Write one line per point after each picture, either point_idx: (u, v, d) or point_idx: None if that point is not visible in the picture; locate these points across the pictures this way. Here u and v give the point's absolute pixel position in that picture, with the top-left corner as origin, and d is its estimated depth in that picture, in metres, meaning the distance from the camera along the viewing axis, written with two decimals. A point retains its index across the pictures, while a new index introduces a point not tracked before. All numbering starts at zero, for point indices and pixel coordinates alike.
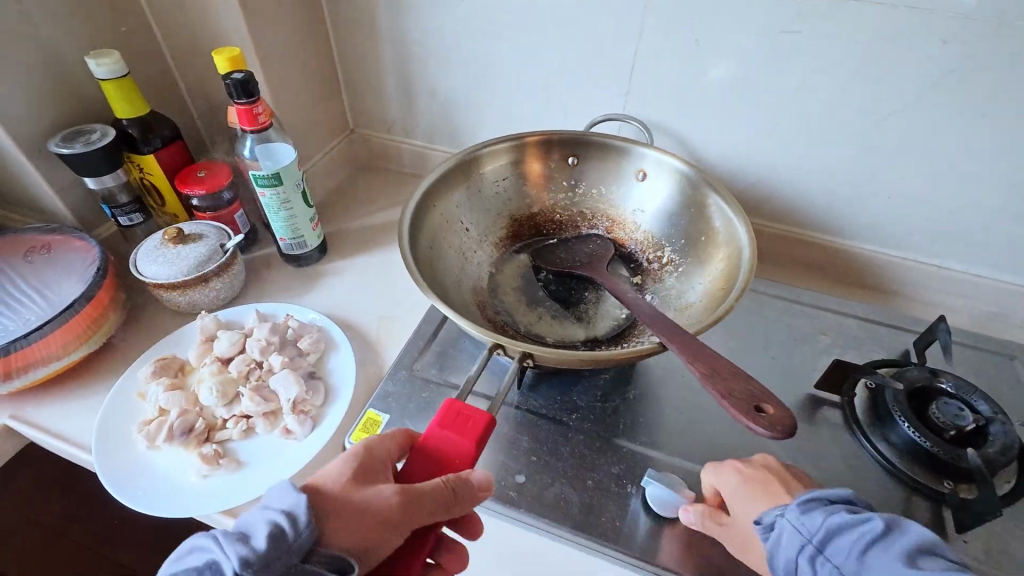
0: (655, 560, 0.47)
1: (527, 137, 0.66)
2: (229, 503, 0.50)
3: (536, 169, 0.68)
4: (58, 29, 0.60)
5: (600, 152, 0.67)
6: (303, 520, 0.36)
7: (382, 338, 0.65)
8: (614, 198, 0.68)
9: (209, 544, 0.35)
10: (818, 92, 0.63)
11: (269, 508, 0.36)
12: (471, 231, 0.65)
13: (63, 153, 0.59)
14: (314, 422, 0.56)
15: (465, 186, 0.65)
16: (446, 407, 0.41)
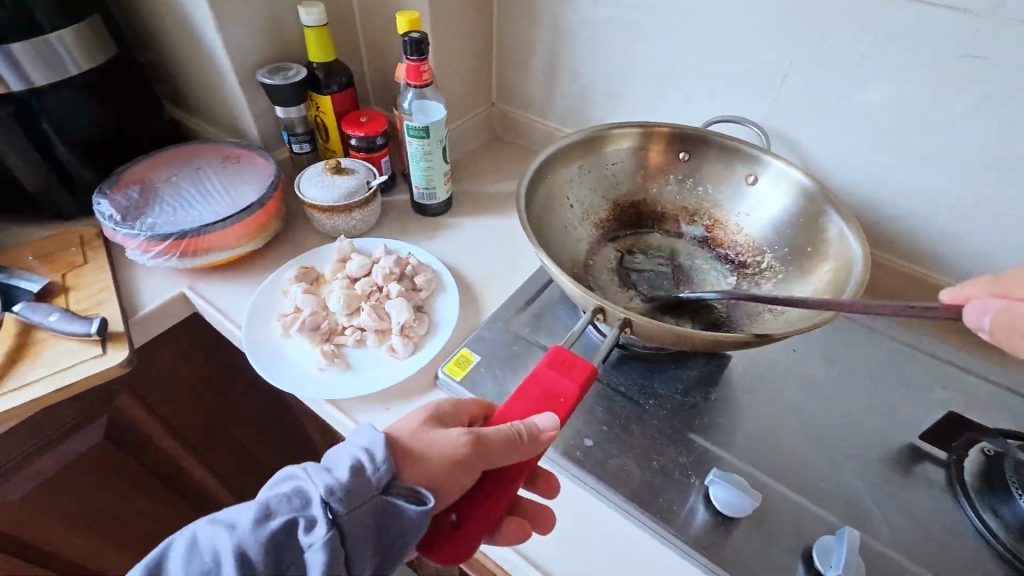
0: (705, 552, 0.48)
1: (649, 126, 0.67)
2: (338, 396, 0.58)
3: (649, 160, 0.69)
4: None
5: (717, 152, 0.66)
6: (381, 458, 0.40)
7: (485, 291, 0.71)
8: (721, 199, 0.67)
9: (298, 472, 0.40)
10: (997, 127, 0.57)
11: (353, 445, 0.41)
12: (575, 208, 0.67)
13: (265, 83, 0.71)
14: (415, 347, 0.62)
15: (575, 165, 0.67)
16: (555, 352, 0.46)
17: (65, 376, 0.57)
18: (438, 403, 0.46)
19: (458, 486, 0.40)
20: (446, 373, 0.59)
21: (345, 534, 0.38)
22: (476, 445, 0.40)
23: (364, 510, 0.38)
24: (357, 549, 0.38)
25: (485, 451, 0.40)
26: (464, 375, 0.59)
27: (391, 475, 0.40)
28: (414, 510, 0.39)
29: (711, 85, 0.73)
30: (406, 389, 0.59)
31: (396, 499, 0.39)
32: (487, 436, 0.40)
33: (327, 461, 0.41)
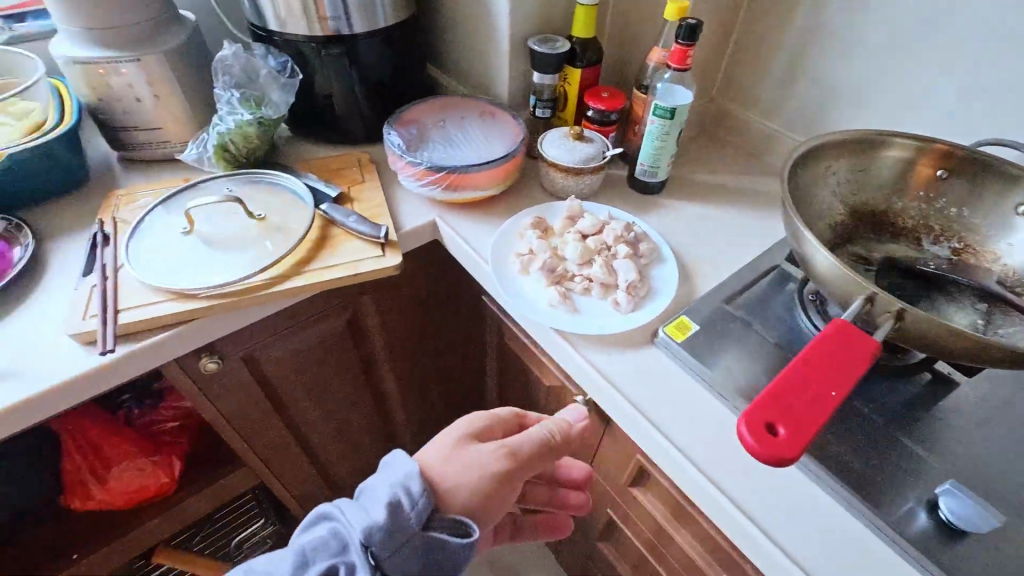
0: (927, 554, 0.48)
1: (925, 138, 0.65)
2: (568, 332, 0.65)
3: (913, 171, 0.67)
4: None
5: (994, 176, 0.63)
6: (415, 494, 0.47)
7: (700, 270, 0.74)
8: (982, 224, 0.65)
9: (334, 517, 0.46)
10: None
11: (391, 483, 0.48)
12: (825, 206, 0.68)
13: (534, 50, 0.80)
14: (636, 305, 0.67)
15: (838, 163, 0.67)
16: (841, 322, 0.47)
17: (358, 265, 0.70)
18: (452, 430, 0.57)
19: (492, 507, 0.51)
20: (668, 333, 0.64)
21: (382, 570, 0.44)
22: (513, 460, 0.54)
23: (404, 550, 0.45)
24: None
25: (520, 461, 0.54)
26: (684, 338, 0.64)
27: (426, 514, 0.47)
28: (457, 539, 0.47)
29: (985, 108, 0.70)
30: (627, 340, 0.65)
31: (437, 528, 0.47)
32: (519, 450, 0.54)
33: (363, 500, 0.47)
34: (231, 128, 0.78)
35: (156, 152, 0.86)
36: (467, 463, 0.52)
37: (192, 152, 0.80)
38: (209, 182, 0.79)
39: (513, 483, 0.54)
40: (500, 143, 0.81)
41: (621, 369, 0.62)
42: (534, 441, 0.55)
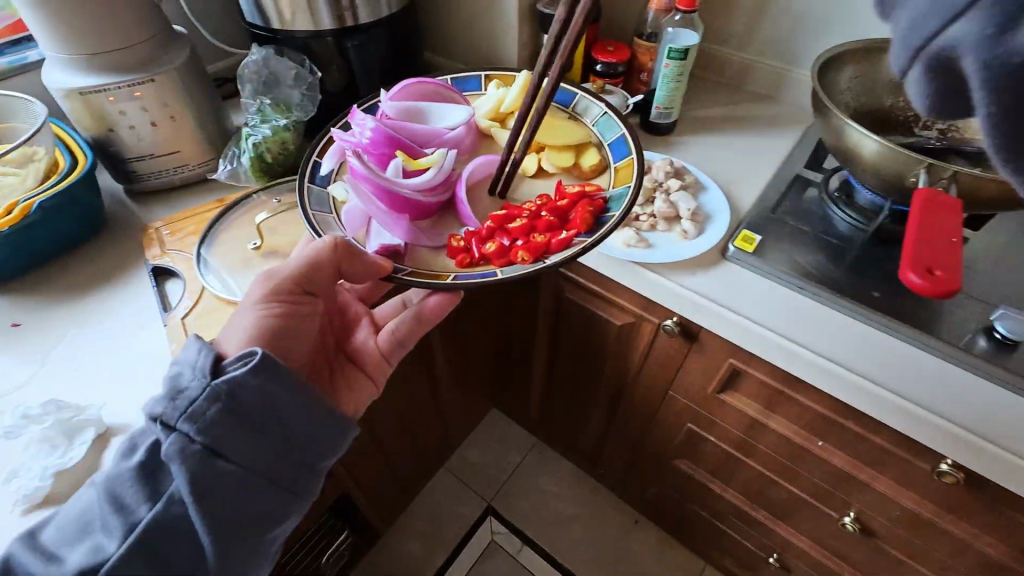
0: (996, 365, 0.60)
1: None
2: (649, 265, 0.72)
3: None
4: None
5: None
6: (203, 357, 0.50)
7: (733, 191, 0.82)
8: None
9: (176, 369, 0.50)
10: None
11: (183, 362, 0.50)
12: (851, 102, 0.77)
13: (547, 13, 0.84)
14: (700, 230, 0.75)
15: (856, 65, 0.76)
16: None
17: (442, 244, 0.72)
18: (266, 315, 0.61)
19: (296, 323, 0.64)
20: (740, 247, 0.72)
21: (246, 396, 0.49)
22: (296, 271, 0.63)
23: (220, 401, 0.48)
24: (244, 412, 0.49)
25: (294, 274, 0.63)
26: (754, 249, 0.72)
27: (214, 360, 0.50)
28: (242, 368, 0.49)
29: None
30: (702, 262, 0.72)
31: (226, 366, 0.50)
32: (280, 281, 0.63)
33: (168, 387, 0.48)
34: (264, 137, 0.75)
35: (168, 179, 0.80)
36: (238, 326, 0.60)
37: (225, 168, 0.78)
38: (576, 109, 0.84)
39: (273, 306, 0.62)
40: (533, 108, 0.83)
41: (703, 287, 0.70)
42: (303, 261, 0.63)
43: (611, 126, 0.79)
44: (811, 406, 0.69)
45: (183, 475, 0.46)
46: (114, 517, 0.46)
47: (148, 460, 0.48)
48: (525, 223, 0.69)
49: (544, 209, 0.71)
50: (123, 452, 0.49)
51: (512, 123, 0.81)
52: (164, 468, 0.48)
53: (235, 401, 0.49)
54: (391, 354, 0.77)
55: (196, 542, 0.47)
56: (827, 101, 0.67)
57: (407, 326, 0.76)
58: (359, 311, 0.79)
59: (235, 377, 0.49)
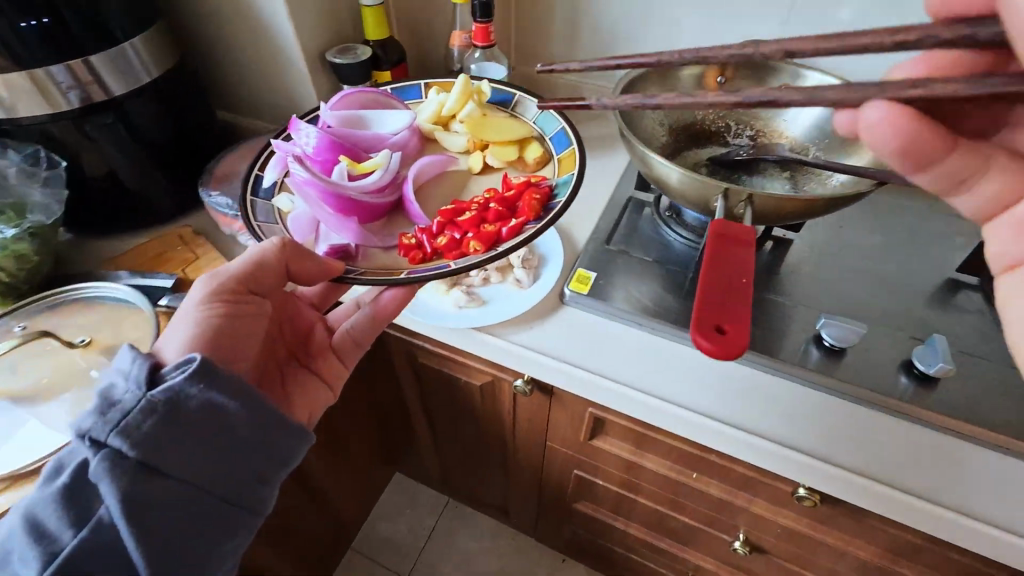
0: (828, 376, 0.59)
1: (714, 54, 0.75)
2: (485, 326, 0.65)
3: (712, 81, 0.77)
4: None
5: (755, 69, 0.76)
6: (138, 373, 0.42)
7: (570, 224, 0.78)
8: (767, 110, 0.78)
9: (104, 385, 0.42)
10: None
11: (115, 374, 0.43)
12: (658, 123, 0.77)
13: (337, 62, 0.75)
14: (535, 276, 0.70)
15: (657, 88, 0.76)
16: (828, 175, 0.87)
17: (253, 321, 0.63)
18: (210, 318, 0.52)
19: (248, 330, 0.55)
20: (575, 290, 0.67)
21: (190, 407, 0.43)
22: (242, 269, 0.54)
23: (156, 417, 0.41)
24: (190, 423, 0.43)
25: (242, 272, 0.54)
26: (590, 288, 0.68)
27: (149, 369, 0.43)
28: (183, 375, 0.43)
29: (730, 19, 0.84)
30: (540, 312, 0.67)
31: (166, 375, 0.43)
32: (223, 280, 0.53)
33: (100, 400, 0.41)
34: None
35: None
36: (175, 334, 0.50)
37: None
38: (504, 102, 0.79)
39: (216, 304, 0.52)
40: None
41: (544, 341, 0.64)
42: (249, 260, 0.55)
43: (549, 120, 0.75)
44: (674, 444, 0.66)
45: (111, 493, 0.39)
46: (35, 544, 0.39)
47: (72, 479, 0.40)
48: (474, 214, 0.65)
49: (492, 201, 0.67)
50: (51, 471, 0.42)
51: (458, 122, 0.76)
52: (93, 484, 0.41)
53: (176, 411, 0.42)
54: (345, 352, 0.66)
55: (131, 559, 0.41)
56: (627, 128, 0.64)
57: (363, 323, 0.66)
58: (313, 316, 0.67)
59: (175, 388, 0.42)
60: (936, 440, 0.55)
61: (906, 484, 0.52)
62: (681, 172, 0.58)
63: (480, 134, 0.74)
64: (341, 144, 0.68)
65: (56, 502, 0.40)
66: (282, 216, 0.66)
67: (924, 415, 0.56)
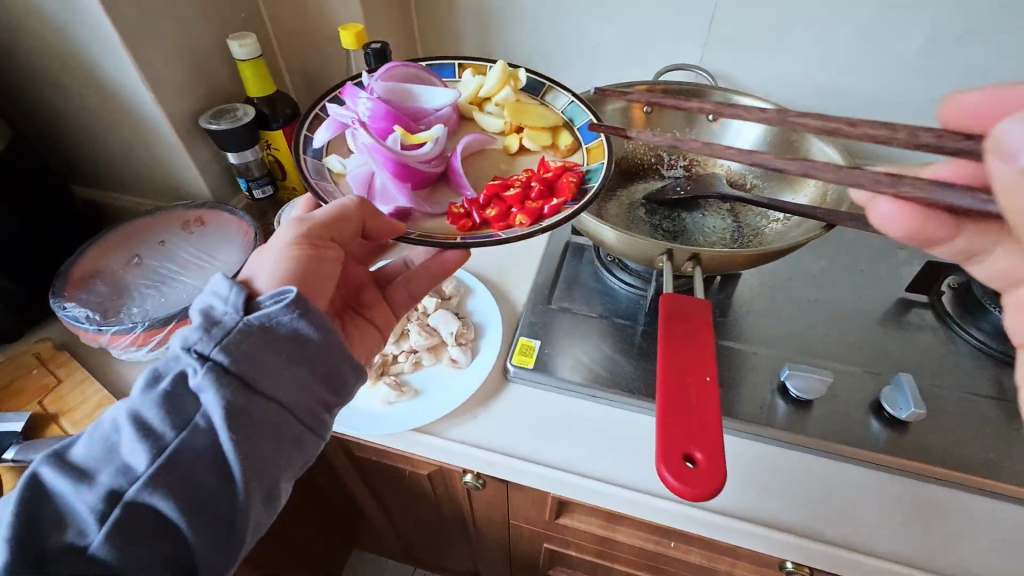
0: (798, 432, 0.55)
1: (637, 85, 0.70)
2: (421, 424, 0.56)
3: (639, 113, 0.72)
4: (203, 7, 0.65)
5: (681, 97, 0.71)
6: (234, 301, 0.40)
7: (507, 281, 0.71)
8: (699, 138, 0.74)
9: (199, 310, 0.39)
10: (917, 19, 0.69)
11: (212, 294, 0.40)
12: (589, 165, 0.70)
13: (213, 129, 0.65)
14: (473, 352, 0.62)
15: None
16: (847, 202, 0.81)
17: None
18: (299, 253, 0.48)
19: (323, 282, 0.49)
20: (519, 364, 0.60)
21: (281, 338, 0.40)
22: (323, 219, 0.50)
23: (252, 345, 0.38)
24: (285, 364, 0.40)
25: (321, 221, 0.50)
26: (535, 361, 0.61)
27: (245, 295, 0.40)
28: (281, 306, 0.40)
29: (647, 43, 0.80)
30: (483, 396, 0.59)
31: (263, 302, 0.40)
32: (312, 224, 0.50)
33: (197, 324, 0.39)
34: None
35: None
36: (261, 267, 0.47)
37: None
38: (534, 89, 0.71)
39: (305, 246, 0.49)
40: (231, 247, 0.64)
41: (487, 432, 0.56)
42: (335, 207, 0.51)
43: (577, 112, 0.66)
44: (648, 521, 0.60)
45: (215, 401, 0.37)
46: (140, 439, 0.36)
47: (172, 387, 0.38)
48: (519, 189, 0.57)
49: (533, 179, 0.59)
50: (148, 379, 0.39)
51: (493, 106, 0.68)
52: (195, 394, 0.38)
53: (270, 337, 0.39)
54: (400, 305, 0.59)
55: (226, 469, 0.38)
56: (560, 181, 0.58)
57: (425, 277, 0.60)
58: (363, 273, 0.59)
59: (271, 315, 0.40)
60: (914, 490, 0.52)
61: (895, 550, 0.48)
62: (619, 232, 0.52)
63: (520, 120, 0.66)
64: (394, 114, 0.62)
65: (132, 433, 0.36)
66: (335, 180, 0.60)
67: (898, 463, 0.52)
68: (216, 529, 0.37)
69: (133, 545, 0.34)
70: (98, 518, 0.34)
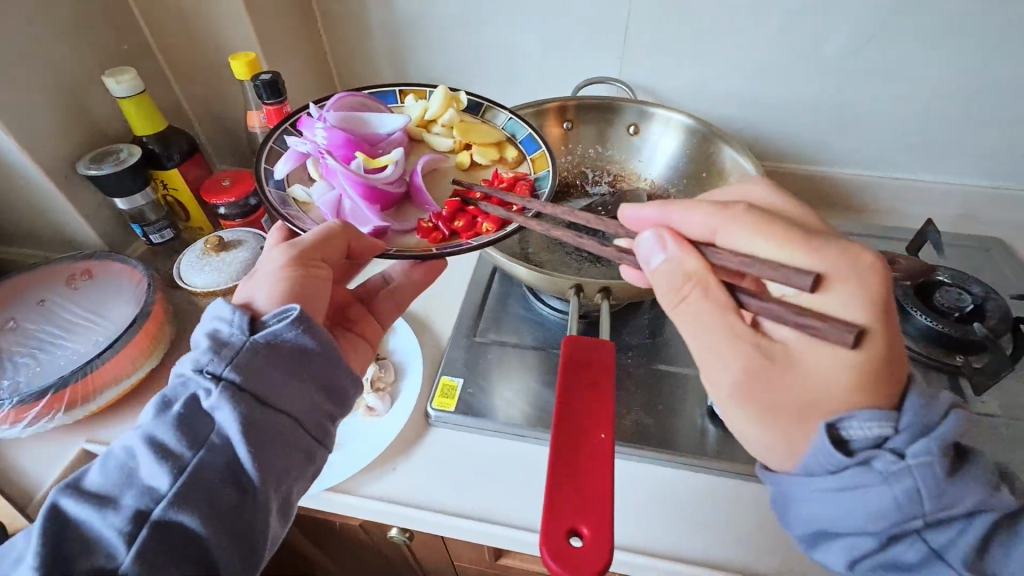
0: (729, 459, 0.53)
1: (546, 103, 0.68)
2: (335, 483, 0.52)
3: (553, 133, 0.70)
4: (74, 41, 0.59)
5: (597, 113, 0.70)
6: (239, 323, 0.40)
7: (431, 314, 0.68)
8: (618, 155, 0.72)
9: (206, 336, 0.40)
10: (827, 22, 0.69)
11: (216, 320, 0.41)
12: None
13: (93, 175, 0.59)
14: (393, 396, 0.58)
15: None
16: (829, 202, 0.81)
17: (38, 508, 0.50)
18: (289, 276, 0.45)
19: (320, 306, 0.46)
20: (440, 407, 0.56)
21: (289, 354, 0.40)
22: (308, 243, 0.47)
23: (260, 360, 0.39)
24: (288, 381, 0.40)
25: (308, 246, 0.47)
26: (457, 402, 0.57)
27: (249, 316, 0.41)
28: (285, 324, 0.41)
29: (564, 59, 0.78)
30: (404, 444, 0.56)
31: (267, 322, 0.41)
32: (303, 248, 0.47)
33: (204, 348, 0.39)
34: None
35: None
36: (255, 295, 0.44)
37: None
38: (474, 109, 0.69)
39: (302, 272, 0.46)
40: (123, 299, 0.60)
41: (409, 484, 0.53)
42: (317, 230, 0.48)
43: (517, 127, 0.66)
44: None
45: (232, 416, 0.37)
46: (158, 461, 0.35)
47: (185, 408, 0.37)
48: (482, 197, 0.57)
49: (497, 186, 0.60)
50: (159, 407, 0.38)
51: (440, 127, 0.66)
52: (210, 413, 0.38)
53: (279, 353, 0.40)
54: (385, 315, 0.56)
55: (242, 481, 0.37)
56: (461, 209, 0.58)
57: (410, 284, 0.57)
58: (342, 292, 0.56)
59: (276, 333, 0.40)
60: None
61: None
62: (528, 270, 0.50)
63: (469, 138, 0.65)
64: (349, 142, 0.59)
65: (150, 454, 0.35)
66: (302, 209, 0.56)
67: None
68: (239, 547, 0.36)
69: (164, 559, 0.33)
70: (128, 538, 0.33)
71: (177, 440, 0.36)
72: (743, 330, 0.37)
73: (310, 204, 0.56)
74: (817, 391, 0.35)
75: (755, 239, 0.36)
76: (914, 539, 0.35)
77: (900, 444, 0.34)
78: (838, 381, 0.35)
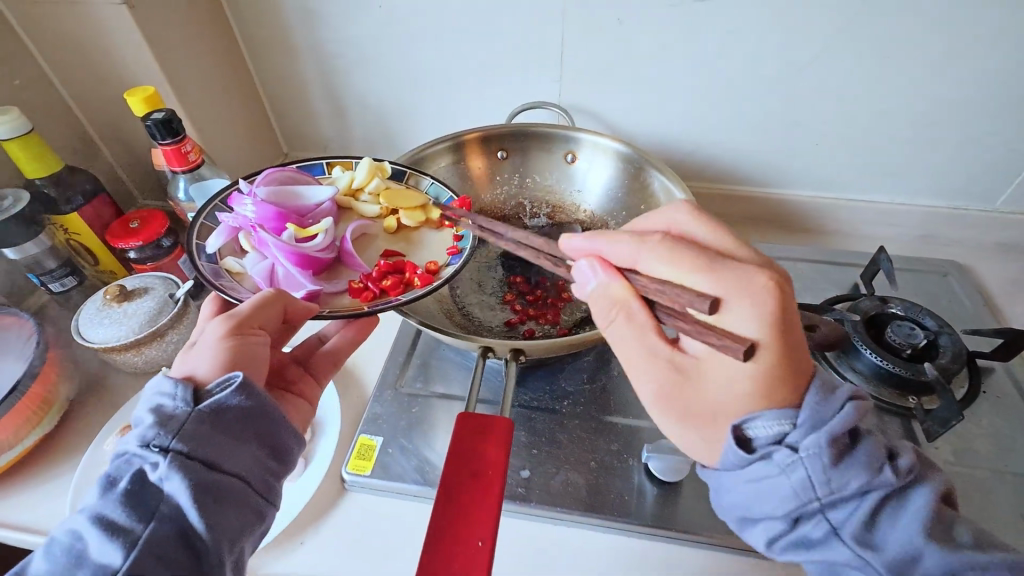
0: (665, 523, 0.49)
1: (466, 133, 0.65)
2: None
3: (480, 165, 0.67)
4: None
5: (527, 141, 0.66)
6: (181, 392, 0.36)
7: (358, 362, 0.63)
8: (553, 184, 0.68)
9: (147, 409, 0.36)
10: (771, 41, 0.65)
11: (155, 392, 0.37)
12: None
13: None
14: (307, 459, 0.54)
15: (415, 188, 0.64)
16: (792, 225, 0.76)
17: None
18: (225, 345, 0.40)
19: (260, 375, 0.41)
20: (355, 472, 0.52)
21: (237, 419, 0.37)
22: (243, 308, 0.43)
23: (205, 428, 0.35)
24: (234, 446, 0.36)
25: (247, 312, 0.43)
26: (374, 464, 0.53)
27: (192, 384, 0.37)
28: (230, 389, 0.37)
29: (500, 82, 0.75)
30: (315, 514, 0.51)
31: (210, 390, 0.37)
32: (240, 314, 0.42)
33: (145, 420, 0.35)
34: None
35: None
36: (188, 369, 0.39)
37: None
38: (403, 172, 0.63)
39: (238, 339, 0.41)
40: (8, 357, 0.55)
41: (317, 562, 0.48)
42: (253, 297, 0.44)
43: (441, 190, 0.61)
44: None
45: (185, 485, 0.33)
46: (107, 539, 0.32)
47: (133, 482, 0.34)
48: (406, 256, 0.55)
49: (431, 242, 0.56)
50: (103, 485, 0.34)
51: (368, 196, 0.60)
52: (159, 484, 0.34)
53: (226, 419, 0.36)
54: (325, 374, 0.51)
55: (197, 552, 0.33)
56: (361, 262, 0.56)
57: (346, 345, 0.53)
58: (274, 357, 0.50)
59: (221, 400, 0.36)
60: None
61: None
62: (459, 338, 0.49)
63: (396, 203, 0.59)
64: (279, 214, 0.54)
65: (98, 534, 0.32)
66: (235, 280, 0.51)
67: None
68: None
69: None
70: None
71: (124, 517, 0.33)
72: (662, 348, 0.37)
73: (243, 275, 0.51)
74: (715, 403, 0.35)
75: (671, 264, 0.35)
76: (818, 519, 0.33)
77: (802, 439, 0.33)
78: (733, 393, 0.34)
